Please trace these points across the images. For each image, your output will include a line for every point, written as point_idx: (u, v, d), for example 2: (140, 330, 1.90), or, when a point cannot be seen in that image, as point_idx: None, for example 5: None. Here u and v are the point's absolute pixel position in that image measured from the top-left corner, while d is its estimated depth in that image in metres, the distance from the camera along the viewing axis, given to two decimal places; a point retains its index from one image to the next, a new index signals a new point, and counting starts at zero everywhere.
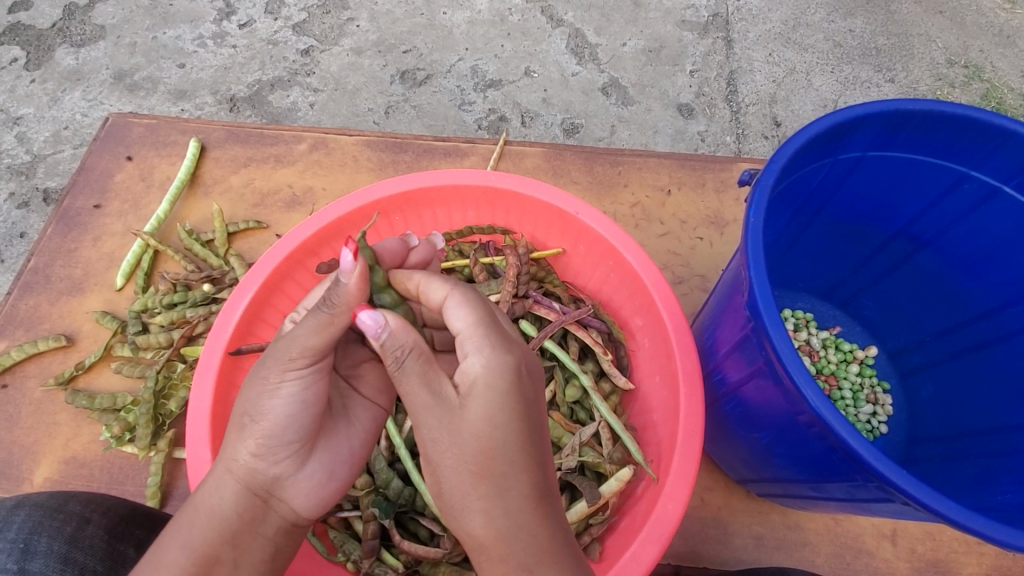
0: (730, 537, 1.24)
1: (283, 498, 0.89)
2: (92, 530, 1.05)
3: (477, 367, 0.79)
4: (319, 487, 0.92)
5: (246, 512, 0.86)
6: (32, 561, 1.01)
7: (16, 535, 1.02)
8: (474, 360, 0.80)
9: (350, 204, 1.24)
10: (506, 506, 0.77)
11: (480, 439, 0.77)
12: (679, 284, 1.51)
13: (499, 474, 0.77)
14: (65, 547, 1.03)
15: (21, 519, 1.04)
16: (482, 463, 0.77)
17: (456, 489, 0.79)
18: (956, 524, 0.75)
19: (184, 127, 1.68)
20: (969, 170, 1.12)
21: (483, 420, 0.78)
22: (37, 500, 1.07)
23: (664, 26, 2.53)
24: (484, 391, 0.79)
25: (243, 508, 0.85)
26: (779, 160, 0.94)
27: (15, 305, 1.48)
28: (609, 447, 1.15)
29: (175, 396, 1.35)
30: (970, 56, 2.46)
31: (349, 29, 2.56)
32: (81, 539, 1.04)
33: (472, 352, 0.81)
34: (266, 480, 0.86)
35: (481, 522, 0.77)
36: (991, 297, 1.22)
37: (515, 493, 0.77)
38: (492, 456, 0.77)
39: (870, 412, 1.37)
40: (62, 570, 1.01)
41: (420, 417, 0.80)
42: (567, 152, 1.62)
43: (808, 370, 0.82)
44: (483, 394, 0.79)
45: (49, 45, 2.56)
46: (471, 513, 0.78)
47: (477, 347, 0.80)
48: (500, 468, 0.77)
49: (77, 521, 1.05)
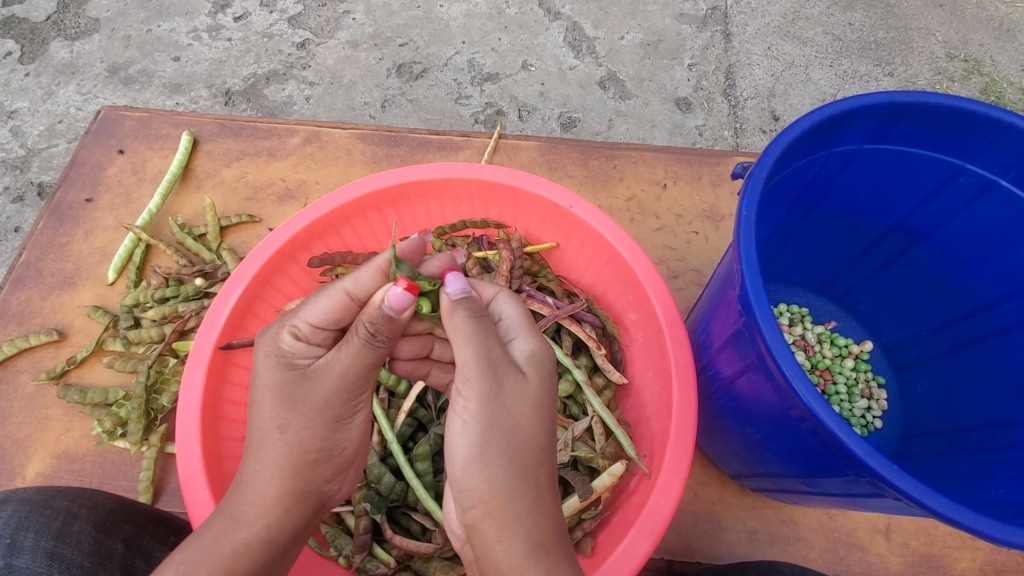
0: (724, 532, 1.24)
1: (326, 508, 0.96)
2: (79, 526, 1.05)
3: (531, 350, 0.86)
4: (350, 489, 1.01)
5: (299, 530, 0.90)
6: (19, 556, 1.01)
7: (3, 530, 1.02)
8: (524, 343, 0.87)
9: (342, 197, 1.23)
10: (534, 485, 0.81)
11: (525, 410, 0.82)
12: (674, 279, 1.50)
13: (534, 451, 0.82)
14: (51, 542, 1.02)
15: (8, 513, 1.03)
16: (520, 439, 0.82)
17: (478, 459, 0.80)
18: (946, 519, 0.75)
19: (176, 120, 1.66)
20: (965, 163, 1.11)
21: (526, 396, 0.83)
22: (24, 496, 1.07)
23: (663, 19, 2.51)
24: (532, 372, 0.84)
25: (301, 528, 0.90)
26: (772, 152, 0.93)
27: (7, 300, 1.48)
28: (601, 442, 1.14)
29: (166, 391, 1.34)
30: (969, 50, 2.45)
31: (345, 22, 2.54)
32: (67, 534, 1.03)
33: (519, 336, 0.87)
34: (321, 500, 0.93)
35: (501, 492, 0.79)
36: (987, 291, 1.21)
37: (541, 471, 0.82)
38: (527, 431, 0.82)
39: (864, 407, 1.36)
40: (49, 565, 1.01)
41: (478, 377, 0.80)
42: (563, 146, 1.61)
43: (799, 364, 0.81)
44: (527, 372, 0.84)
45: (43, 38, 2.54)
46: (492, 481, 0.79)
47: (525, 332, 0.88)
48: (532, 443, 0.82)
49: (64, 517, 1.05)
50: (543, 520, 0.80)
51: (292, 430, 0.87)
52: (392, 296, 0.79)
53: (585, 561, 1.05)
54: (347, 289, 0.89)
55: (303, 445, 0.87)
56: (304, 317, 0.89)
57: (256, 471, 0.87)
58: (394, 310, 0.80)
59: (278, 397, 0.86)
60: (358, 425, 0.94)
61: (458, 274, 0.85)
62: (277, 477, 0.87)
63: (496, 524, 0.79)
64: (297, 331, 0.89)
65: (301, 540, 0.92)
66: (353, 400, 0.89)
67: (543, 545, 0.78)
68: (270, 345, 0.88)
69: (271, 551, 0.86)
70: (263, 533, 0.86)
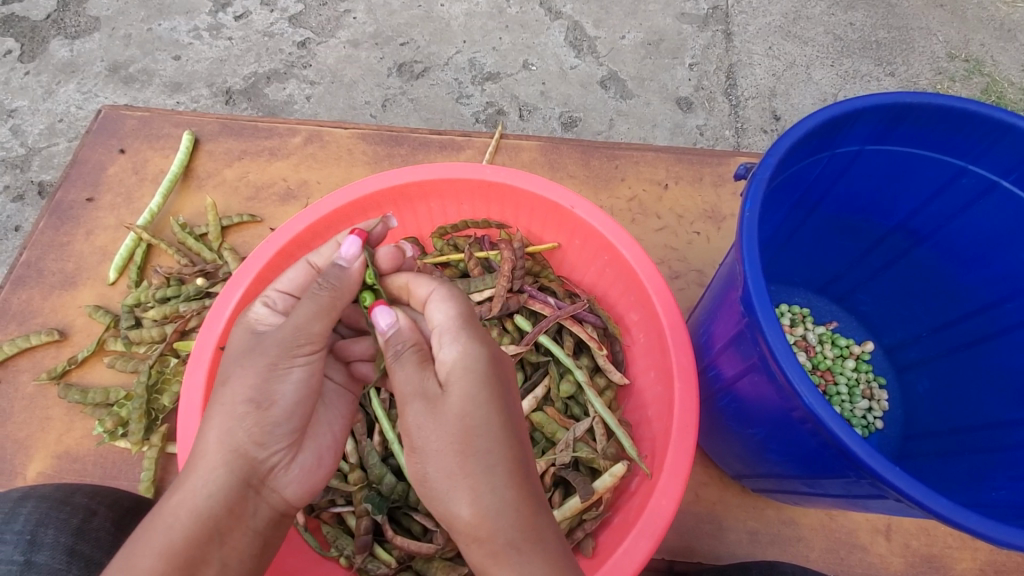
0: (724, 532, 1.24)
1: (274, 487, 0.89)
2: (99, 522, 1.06)
3: (455, 357, 0.83)
4: (308, 473, 0.95)
5: (237, 502, 0.84)
6: (38, 553, 1.01)
7: (22, 527, 1.02)
8: (449, 351, 0.84)
9: (344, 197, 1.23)
10: (493, 483, 0.77)
11: (463, 417, 0.79)
12: (676, 279, 1.50)
13: (484, 450, 0.78)
14: (71, 539, 1.03)
15: (27, 511, 1.03)
16: (463, 443, 0.78)
17: (437, 478, 0.80)
18: (948, 520, 0.75)
19: (177, 119, 1.66)
20: (967, 164, 1.11)
21: (459, 405, 0.80)
22: (43, 492, 1.06)
23: (664, 19, 2.51)
24: (463, 376, 0.81)
25: (236, 500, 0.84)
26: (775, 154, 0.93)
27: (8, 299, 1.47)
28: (603, 443, 1.14)
29: (167, 391, 1.34)
30: (970, 49, 2.45)
31: (346, 21, 2.54)
32: (87, 531, 1.04)
33: (447, 344, 0.85)
34: (263, 468, 0.87)
35: (480, 499, 0.76)
36: (989, 292, 1.21)
37: (500, 469, 0.78)
38: (472, 433, 0.79)
39: (866, 407, 1.36)
40: (69, 562, 1.02)
41: (408, 405, 0.83)
42: (564, 146, 1.61)
43: (801, 365, 0.81)
44: (460, 379, 0.81)
45: (43, 37, 2.54)
46: (457, 491, 0.78)
47: (455, 337, 0.85)
48: (482, 444, 0.78)
49: (83, 513, 1.05)
50: (511, 514, 0.75)
51: (230, 383, 0.86)
52: (346, 243, 0.92)
53: (587, 562, 1.05)
54: (310, 258, 1.00)
55: (237, 397, 0.85)
56: (277, 288, 0.97)
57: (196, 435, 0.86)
58: (345, 260, 0.92)
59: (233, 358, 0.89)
60: (301, 382, 0.90)
61: (385, 308, 0.88)
62: (212, 440, 0.85)
63: (472, 530, 0.76)
64: (267, 301, 0.96)
65: (243, 518, 0.85)
66: (290, 352, 0.88)
67: (514, 543, 0.74)
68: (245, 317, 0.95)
69: (203, 520, 0.80)
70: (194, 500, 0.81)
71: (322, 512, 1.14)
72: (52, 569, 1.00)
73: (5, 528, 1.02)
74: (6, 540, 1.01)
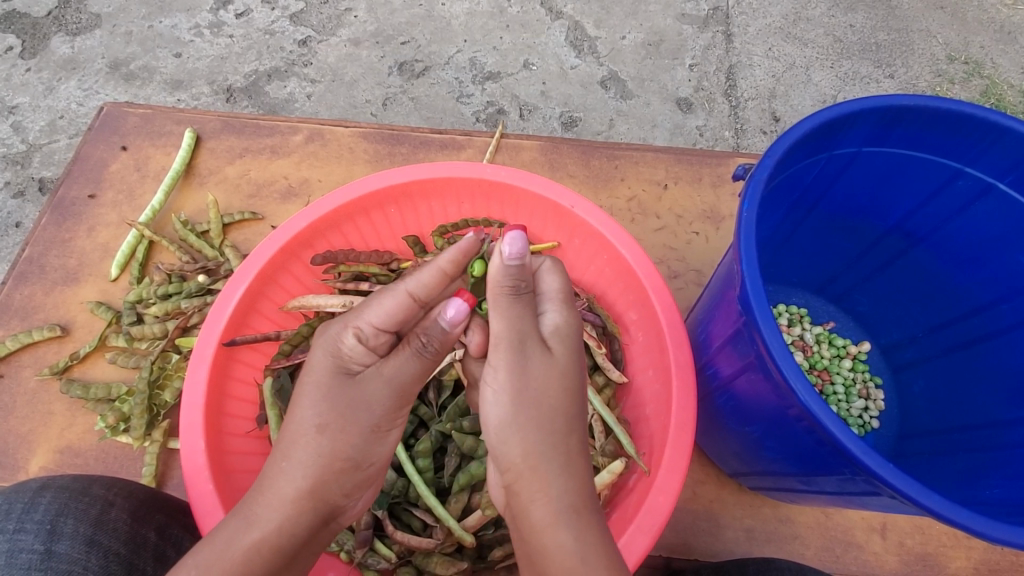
0: (721, 530, 1.25)
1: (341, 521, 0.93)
2: (116, 513, 1.06)
3: (558, 321, 0.88)
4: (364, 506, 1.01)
5: (312, 539, 0.87)
6: (59, 542, 1.01)
7: (42, 517, 1.03)
8: (554, 315, 0.89)
9: (346, 195, 1.24)
10: (567, 449, 0.81)
11: (563, 378, 0.84)
12: (674, 279, 1.51)
13: (568, 416, 0.83)
14: (90, 529, 1.03)
15: (47, 501, 1.04)
16: (554, 402, 0.83)
17: (513, 424, 0.82)
18: (940, 516, 0.76)
19: (179, 117, 1.67)
20: (963, 166, 1.12)
21: (557, 364, 0.85)
22: (61, 483, 1.07)
23: (665, 19, 2.52)
24: (564, 340, 0.87)
25: (315, 538, 0.88)
26: (773, 154, 0.94)
27: (10, 295, 1.48)
28: (601, 440, 1.15)
29: (169, 387, 1.35)
30: (970, 52, 2.46)
31: (347, 20, 2.55)
32: (106, 522, 1.05)
33: (551, 309, 0.89)
34: (342, 510, 0.91)
35: (542, 458, 0.80)
36: (984, 293, 1.22)
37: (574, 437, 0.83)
38: (564, 396, 0.84)
39: (862, 407, 1.37)
40: (88, 552, 1.02)
41: (509, 344, 0.83)
42: (564, 145, 1.62)
43: (798, 364, 0.82)
44: (558, 341, 0.87)
45: (45, 33, 2.55)
46: (525, 444, 0.81)
47: (557, 303, 0.90)
48: (569, 408, 0.84)
49: (101, 504, 1.06)
50: (574, 481, 0.80)
51: (330, 432, 0.86)
52: (452, 306, 0.85)
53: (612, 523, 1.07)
54: (410, 290, 0.88)
55: (337, 452, 0.87)
56: (367, 319, 0.89)
57: (283, 467, 0.86)
58: (450, 322, 0.86)
59: (331, 398, 0.87)
60: (390, 443, 0.94)
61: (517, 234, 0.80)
62: (302, 478, 0.85)
63: (534, 487, 0.79)
64: (360, 335, 0.89)
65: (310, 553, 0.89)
66: (393, 412, 0.91)
67: (573, 507, 0.78)
68: (333, 343, 0.89)
69: (286, 559, 0.83)
70: (277, 538, 0.82)
71: None
72: (71, 559, 1.01)
73: (25, 518, 1.02)
74: (25, 530, 1.02)
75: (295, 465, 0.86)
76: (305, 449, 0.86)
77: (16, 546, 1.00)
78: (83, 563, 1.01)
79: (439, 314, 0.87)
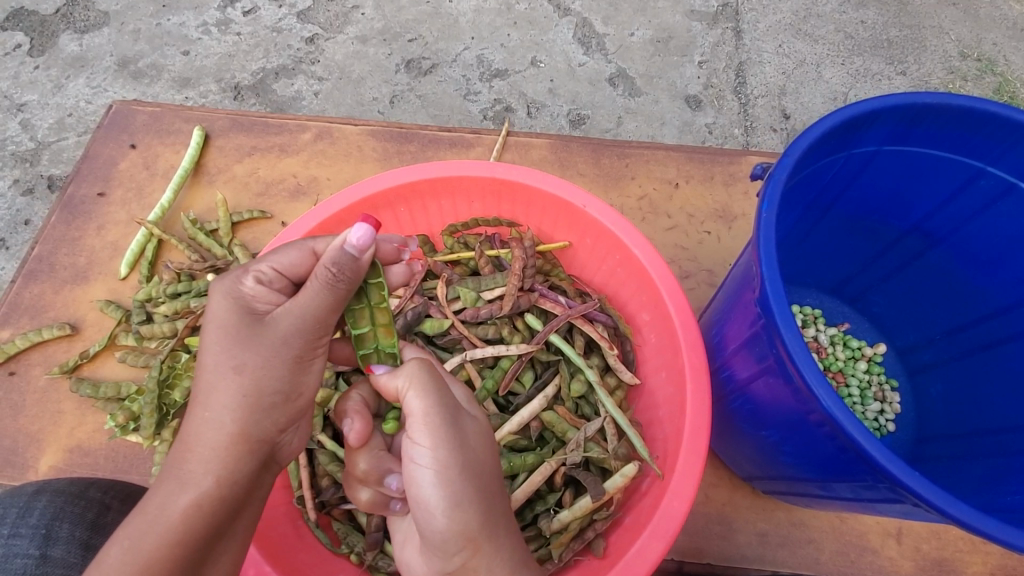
0: (734, 534, 1.24)
1: (280, 459, 0.89)
2: (114, 516, 1.06)
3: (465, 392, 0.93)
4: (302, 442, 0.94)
5: (253, 486, 0.84)
6: (55, 546, 1.01)
7: (38, 520, 1.02)
8: (417, 403, 0.82)
9: (353, 194, 1.23)
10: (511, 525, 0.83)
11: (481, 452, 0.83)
12: (686, 279, 1.50)
13: (499, 477, 0.85)
14: (87, 533, 1.03)
15: (43, 505, 1.04)
16: (489, 475, 0.83)
17: (460, 506, 0.79)
18: (966, 525, 0.74)
19: (188, 115, 1.66)
20: (985, 166, 1.11)
21: (431, 441, 0.80)
22: (58, 486, 1.07)
23: (673, 16, 2.50)
24: (426, 421, 0.81)
25: (252, 480, 0.83)
26: (793, 153, 0.93)
27: (19, 294, 1.48)
28: (614, 443, 1.13)
29: (179, 386, 1.32)
30: (983, 49, 2.42)
31: (354, 17, 2.54)
32: (103, 525, 1.05)
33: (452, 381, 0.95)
34: (276, 447, 0.86)
35: (484, 536, 0.78)
36: (1005, 295, 1.21)
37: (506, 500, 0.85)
38: (490, 470, 0.83)
39: (878, 410, 1.36)
40: (84, 556, 1.02)
41: (438, 421, 0.81)
42: (574, 143, 1.60)
43: (820, 369, 0.81)
44: (423, 419, 0.81)
45: (53, 31, 2.55)
46: (438, 539, 0.80)
47: (411, 385, 0.83)
48: (496, 476, 0.84)
49: (98, 507, 1.06)
50: None
51: (249, 371, 0.81)
52: (359, 231, 0.83)
53: (601, 562, 1.05)
54: (316, 247, 0.91)
55: (265, 388, 0.82)
56: (268, 262, 0.88)
57: (206, 417, 0.81)
58: (356, 248, 0.83)
59: (230, 336, 0.82)
60: (318, 370, 0.89)
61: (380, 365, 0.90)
62: (229, 422, 0.80)
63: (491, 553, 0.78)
64: (261, 277, 0.87)
65: (254, 497, 0.85)
66: (313, 340, 0.85)
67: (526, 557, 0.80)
68: (232, 286, 0.86)
69: (223, 509, 0.79)
70: (217, 490, 0.79)
71: (332, 508, 1.14)
72: (67, 564, 1.00)
73: (20, 521, 1.02)
74: (22, 534, 1.02)
75: (219, 411, 0.81)
76: (223, 393, 0.81)
77: (12, 551, 1.01)
78: (79, 567, 1.00)
79: (344, 236, 0.85)
